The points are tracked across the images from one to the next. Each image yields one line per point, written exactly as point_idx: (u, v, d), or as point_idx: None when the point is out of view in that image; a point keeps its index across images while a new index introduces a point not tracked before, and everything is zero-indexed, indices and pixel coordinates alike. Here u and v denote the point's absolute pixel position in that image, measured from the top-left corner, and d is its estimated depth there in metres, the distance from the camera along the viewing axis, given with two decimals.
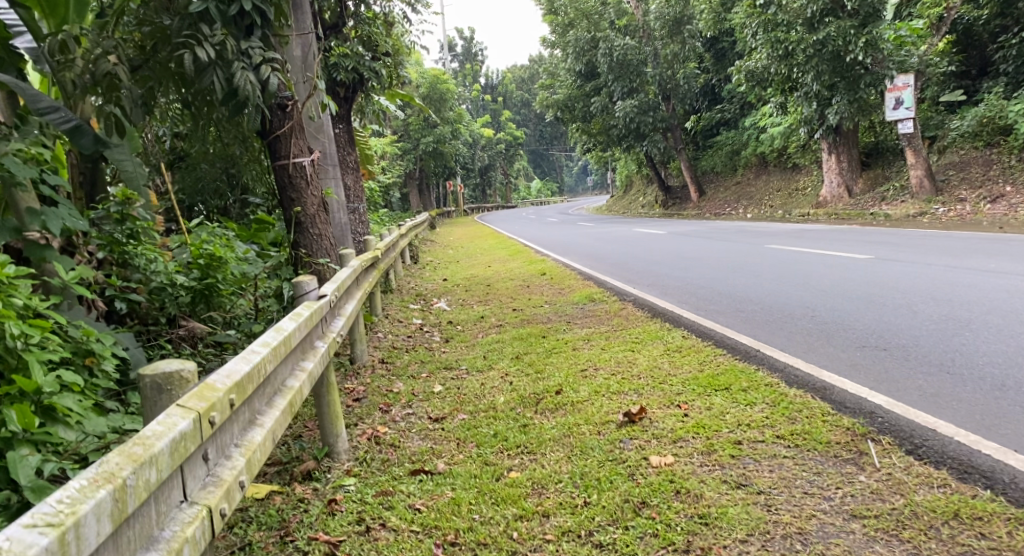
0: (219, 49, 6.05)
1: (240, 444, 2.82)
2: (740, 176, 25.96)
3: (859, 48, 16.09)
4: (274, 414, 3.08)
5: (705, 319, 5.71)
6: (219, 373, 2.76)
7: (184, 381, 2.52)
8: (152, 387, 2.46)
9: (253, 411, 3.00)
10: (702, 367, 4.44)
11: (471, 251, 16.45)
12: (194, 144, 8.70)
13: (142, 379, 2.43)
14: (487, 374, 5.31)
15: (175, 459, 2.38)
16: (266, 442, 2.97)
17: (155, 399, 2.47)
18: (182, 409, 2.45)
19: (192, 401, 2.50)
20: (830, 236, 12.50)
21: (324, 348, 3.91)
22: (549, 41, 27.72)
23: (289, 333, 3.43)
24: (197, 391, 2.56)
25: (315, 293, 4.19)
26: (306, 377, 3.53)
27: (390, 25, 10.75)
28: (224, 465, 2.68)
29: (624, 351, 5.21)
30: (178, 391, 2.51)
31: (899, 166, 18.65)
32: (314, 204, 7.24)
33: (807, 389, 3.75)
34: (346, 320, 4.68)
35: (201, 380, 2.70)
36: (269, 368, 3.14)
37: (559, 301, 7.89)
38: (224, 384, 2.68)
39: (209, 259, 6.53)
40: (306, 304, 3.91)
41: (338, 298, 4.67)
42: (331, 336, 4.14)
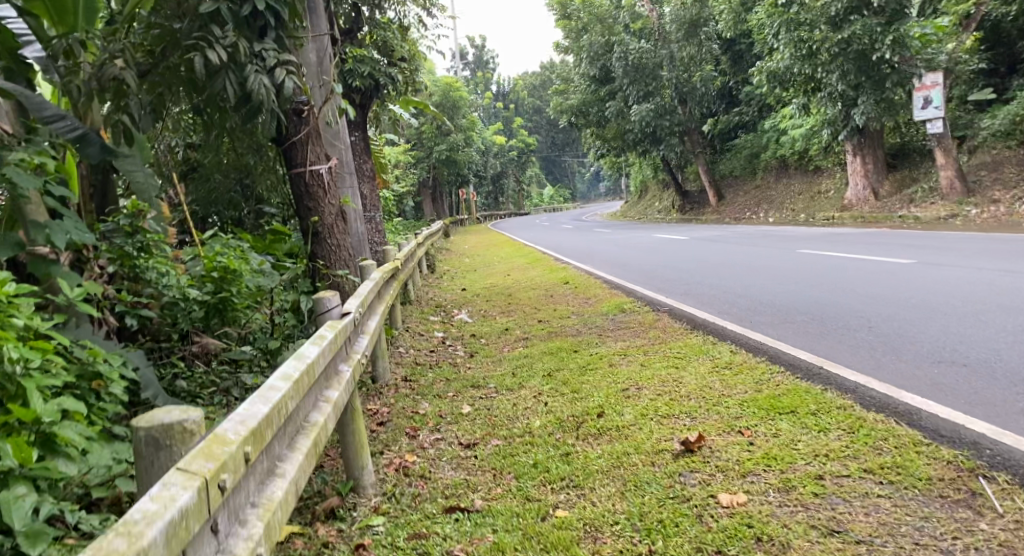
0: (231, 51, 5.71)
1: (257, 505, 2.50)
2: (759, 180, 25.50)
3: (886, 46, 15.64)
4: (296, 461, 2.76)
5: (751, 332, 5.32)
6: (232, 421, 2.45)
7: (189, 434, 2.21)
8: (149, 443, 2.18)
9: (272, 460, 2.67)
10: (758, 387, 4.05)
11: (488, 260, 16.09)
12: (208, 154, 8.41)
13: (136, 433, 2.15)
14: (519, 393, 4.93)
15: (173, 542, 2.03)
16: (287, 497, 2.65)
17: (150, 456, 2.19)
18: (186, 475, 2.13)
19: (196, 463, 2.18)
20: (861, 240, 12.09)
21: (349, 373, 3.57)
22: (563, 47, 27.43)
23: (312, 362, 3.11)
24: (203, 450, 2.24)
25: (337, 311, 3.84)
26: (331, 409, 3.19)
27: (406, 28, 10.44)
28: (238, 535, 2.35)
29: (667, 367, 4.83)
30: (179, 447, 2.20)
31: (927, 167, 18.15)
32: (332, 213, 6.85)
33: (888, 413, 3.38)
34: (370, 337, 4.34)
35: (211, 430, 2.39)
36: (290, 406, 2.82)
37: (587, 312, 7.50)
38: (236, 436, 2.36)
39: (223, 271, 6.21)
40: (330, 325, 3.57)
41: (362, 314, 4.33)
42: (355, 357, 3.80)
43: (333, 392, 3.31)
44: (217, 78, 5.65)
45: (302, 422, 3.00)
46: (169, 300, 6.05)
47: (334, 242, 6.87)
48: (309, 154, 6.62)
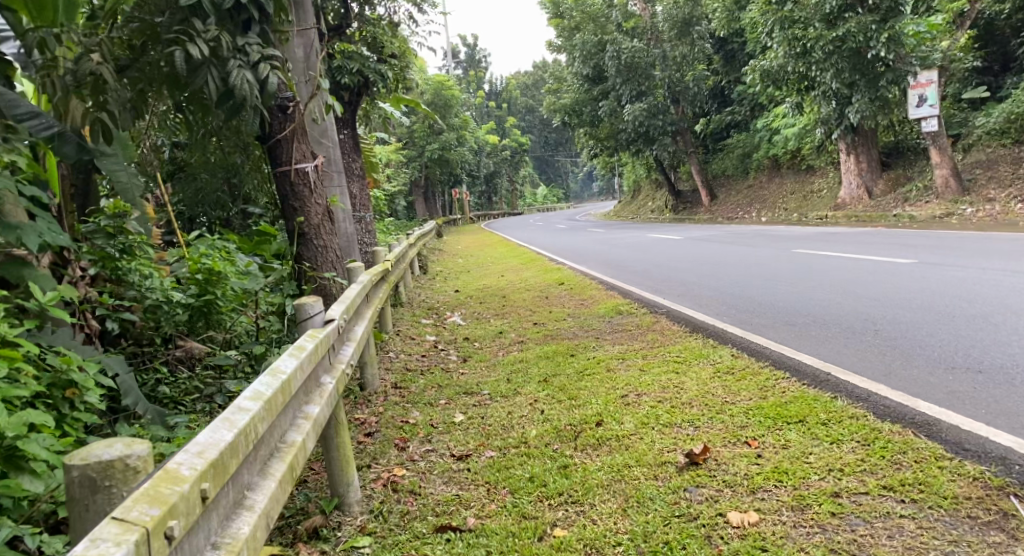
0: (214, 46, 5.53)
1: (221, 543, 2.35)
2: (752, 179, 25.37)
3: (881, 44, 15.52)
4: (268, 489, 2.60)
5: (753, 335, 5.13)
6: (189, 454, 2.31)
7: (130, 471, 2.11)
8: (82, 484, 2.09)
9: (240, 490, 2.52)
10: (764, 393, 3.87)
11: (481, 260, 15.88)
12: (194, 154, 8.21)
13: (69, 471, 2.06)
14: (513, 401, 4.73)
15: None
16: (258, 530, 2.50)
17: (85, 499, 2.11)
18: (120, 528, 2.01)
19: (135, 511, 2.05)
20: (858, 240, 11.93)
21: (332, 385, 3.38)
22: (555, 45, 27.25)
23: (288, 377, 2.93)
24: (148, 493, 2.11)
25: (320, 316, 3.64)
26: (309, 427, 3.01)
27: (397, 25, 10.23)
28: None
29: (668, 373, 4.63)
30: (120, 488, 2.11)
31: (922, 166, 18.02)
32: (318, 214, 6.62)
33: (906, 424, 3.23)
34: (357, 345, 4.15)
35: (165, 466, 2.26)
36: (262, 429, 2.66)
37: (583, 314, 7.32)
38: (188, 474, 2.21)
39: (208, 274, 6.07)
40: (311, 334, 3.38)
41: (348, 319, 4.14)
42: (340, 367, 3.62)
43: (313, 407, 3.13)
44: (197, 73, 5.47)
45: (278, 444, 2.83)
46: (152, 301, 5.89)
47: (321, 243, 6.65)
48: (294, 152, 6.39)
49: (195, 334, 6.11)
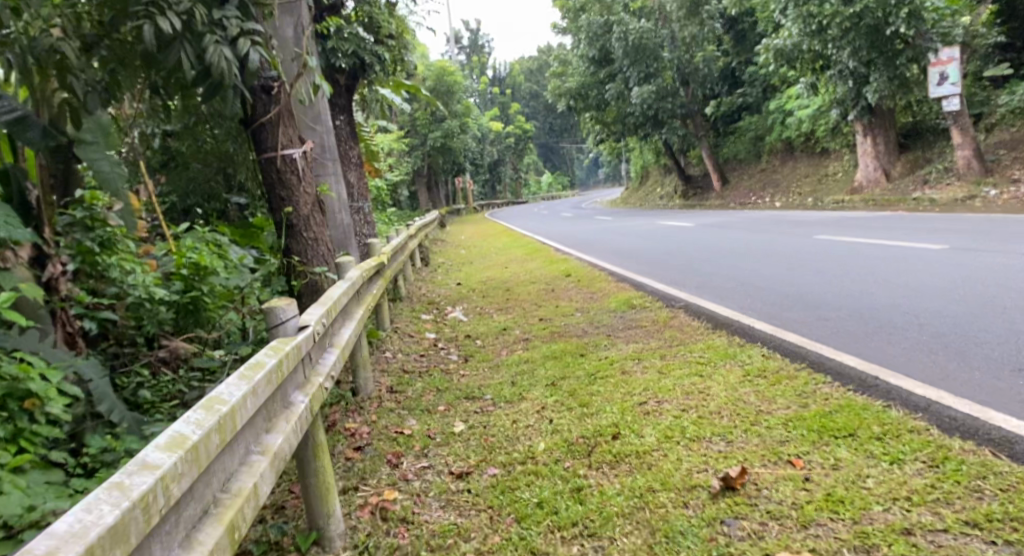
0: (187, 19, 5.08)
1: None
2: (764, 163, 24.79)
3: (900, 19, 14.89)
4: None
5: (783, 331, 4.68)
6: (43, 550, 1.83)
7: None
8: None
9: None
10: (804, 401, 3.43)
11: (486, 250, 15.42)
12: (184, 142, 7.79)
13: None
14: (519, 408, 4.31)
15: None
16: None
17: None
18: None
19: None
20: (879, 225, 11.42)
21: (302, 409, 2.96)
22: (561, 29, 26.69)
23: (227, 415, 2.47)
24: None
25: (292, 323, 3.22)
26: (261, 468, 2.58)
27: (395, 6, 9.74)
28: None
29: (689, 376, 4.19)
30: None
31: (941, 147, 17.43)
32: (309, 203, 6.15)
33: (986, 445, 2.83)
34: (340, 352, 3.73)
35: None
36: (179, 491, 2.20)
37: (593, 308, 6.86)
38: None
39: (194, 267, 5.60)
40: (274, 349, 2.93)
41: (329, 324, 3.71)
42: (314, 384, 3.19)
43: (270, 441, 2.70)
44: (169, 49, 5.05)
45: (216, 496, 2.40)
46: (135, 298, 5.39)
47: (311, 236, 6.17)
48: (280, 136, 5.92)
49: (182, 332, 5.61)
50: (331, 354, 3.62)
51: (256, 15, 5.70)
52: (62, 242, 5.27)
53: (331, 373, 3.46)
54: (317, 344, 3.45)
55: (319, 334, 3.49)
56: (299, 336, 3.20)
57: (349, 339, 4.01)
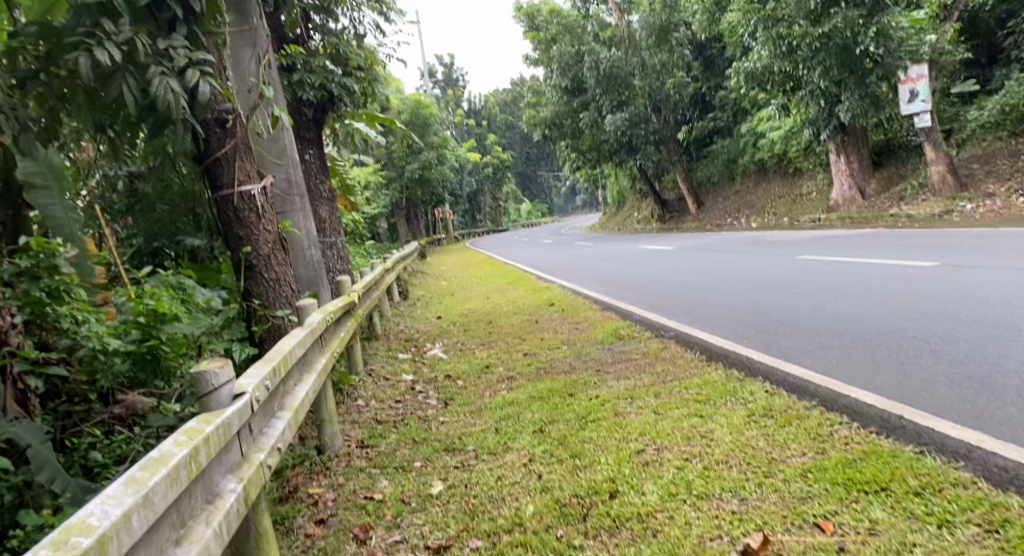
0: (127, 49, 4.72)
1: None
2: (739, 185, 24.71)
3: (869, 39, 14.83)
4: None
5: (785, 362, 4.34)
6: None
7: None
8: None
9: None
10: (821, 449, 3.09)
11: (465, 282, 15.01)
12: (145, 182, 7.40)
13: None
14: (504, 460, 3.94)
15: None
16: None
17: None
18: None
19: None
20: (863, 244, 11.20)
21: (221, 508, 2.76)
22: (532, 59, 26.65)
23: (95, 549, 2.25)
24: None
25: (228, 389, 3.02)
26: None
27: (362, 37, 9.43)
28: None
29: (688, 420, 3.81)
30: None
31: (915, 163, 17.37)
32: (269, 242, 5.73)
33: None
34: (290, 419, 3.50)
35: None
36: None
37: (579, 340, 6.48)
38: None
39: (150, 314, 4.97)
40: (184, 440, 2.67)
41: (273, 388, 3.43)
42: (246, 472, 2.98)
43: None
44: (109, 83, 4.68)
45: None
46: (88, 350, 4.81)
47: (272, 276, 5.74)
48: (237, 172, 5.50)
49: (139, 386, 5.00)
50: (277, 423, 3.41)
51: (206, 44, 5.32)
52: (7, 293, 4.68)
53: (270, 446, 3.24)
54: (256, 413, 3.23)
55: (259, 401, 3.26)
56: (231, 404, 3.01)
57: (305, 397, 3.79)
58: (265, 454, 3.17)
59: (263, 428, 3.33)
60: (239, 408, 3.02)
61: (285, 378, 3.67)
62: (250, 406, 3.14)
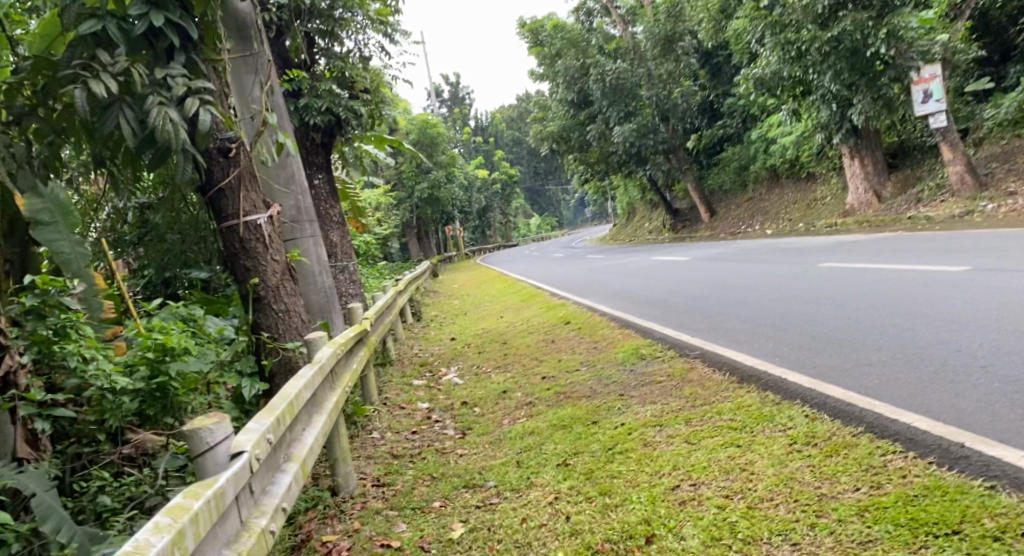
0: (124, 80, 4.56)
1: None
2: (751, 192, 24.41)
3: (880, 40, 14.61)
4: None
5: (822, 383, 4.10)
6: None
7: None
8: None
9: None
10: (879, 488, 2.89)
11: (479, 300, 14.83)
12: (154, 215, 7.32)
13: None
14: (528, 499, 3.74)
15: None
16: None
17: None
18: None
19: None
20: (886, 248, 10.90)
21: None
22: (537, 74, 26.59)
23: None
24: None
25: (223, 447, 2.86)
26: None
27: (367, 59, 9.29)
28: None
29: (725, 451, 3.59)
30: None
31: (931, 165, 16.80)
32: (277, 272, 5.54)
33: None
34: (293, 475, 3.31)
35: None
36: None
37: (599, 361, 6.26)
38: None
39: (160, 348, 4.74)
40: (163, 524, 2.47)
41: (274, 443, 3.24)
42: (239, 547, 2.78)
43: None
44: (106, 115, 4.52)
45: None
46: (96, 390, 4.57)
47: (281, 307, 5.55)
48: (242, 202, 5.33)
49: (149, 423, 4.77)
50: (281, 479, 3.24)
51: (206, 72, 5.18)
52: (15, 332, 4.50)
53: (271, 508, 3.06)
54: (257, 472, 3.06)
55: (261, 458, 3.09)
56: (226, 468, 2.83)
57: (313, 443, 3.61)
58: (266, 518, 3.00)
59: (267, 485, 3.16)
60: (236, 472, 2.85)
61: (291, 425, 3.50)
62: (249, 465, 2.97)
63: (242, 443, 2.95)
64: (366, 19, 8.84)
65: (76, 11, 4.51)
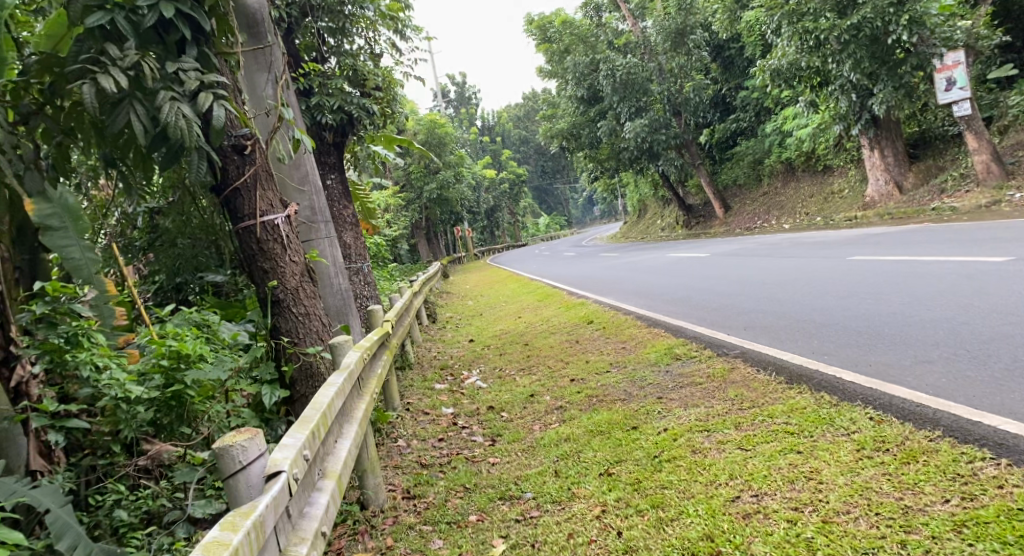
0: (135, 75, 4.34)
1: None
2: (765, 186, 24.04)
3: (902, 27, 14.22)
4: None
5: (884, 383, 3.85)
6: None
7: None
8: None
9: None
10: (974, 501, 2.83)
11: (494, 300, 14.56)
12: (167, 220, 7.12)
13: None
14: (572, 512, 3.51)
15: None
16: None
17: None
18: None
19: None
20: (915, 240, 10.60)
21: None
22: (546, 71, 26.30)
23: None
24: None
25: (258, 467, 2.64)
26: None
27: (378, 56, 9.07)
28: None
29: (785, 458, 3.37)
30: None
31: (955, 154, 16.44)
32: (296, 274, 5.29)
33: None
34: (331, 495, 3.06)
35: None
36: None
37: (630, 362, 6.00)
38: None
39: (175, 355, 4.57)
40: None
41: (309, 461, 3.00)
42: None
43: None
44: (116, 112, 4.30)
45: None
46: (110, 400, 4.32)
47: (301, 311, 5.29)
48: (259, 200, 5.10)
49: (165, 433, 4.51)
50: (318, 499, 3.01)
51: (220, 66, 4.96)
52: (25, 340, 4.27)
53: (311, 534, 2.83)
54: (295, 494, 2.83)
55: (297, 477, 2.86)
56: (262, 494, 2.63)
57: (347, 457, 3.39)
58: (305, 546, 2.77)
59: (304, 507, 2.93)
60: (274, 496, 2.64)
61: (325, 438, 3.27)
62: (286, 488, 2.74)
63: (279, 462, 2.74)
64: (377, 15, 8.61)
65: (82, 4, 4.30)
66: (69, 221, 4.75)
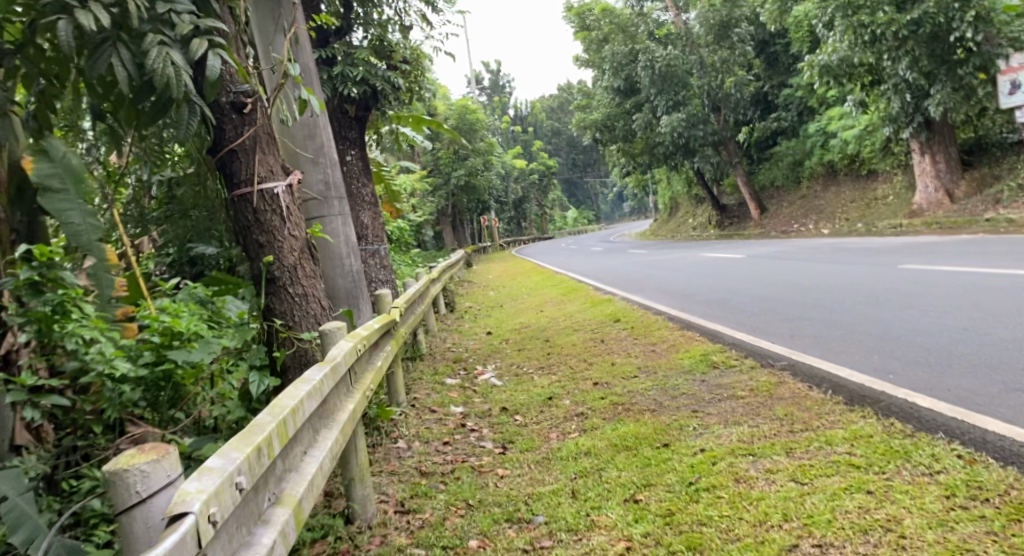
0: (118, 14, 3.85)
1: None
2: (804, 189, 23.18)
3: (966, 24, 13.34)
4: None
5: (972, 416, 3.27)
6: None
7: None
8: None
9: None
10: None
11: (517, 292, 13.98)
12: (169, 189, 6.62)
13: None
14: (592, 545, 2.98)
15: None
16: None
17: None
18: None
19: None
20: (969, 251, 9.89)
21: None
22: (583, 60, 25.64)
23: None
24: None
25: (159, 504, 2.19)
26: None
27: (408, 29, 8.51)
28: None
29: (853, 499, 2.82)
30: None
31: (1011, 162, 15.53)
32: (295, 250, 4.76)
33: None
34: (277, 531, 2.50)
35: None
36: None
37: (661, 367, 5.41)
38: None
39: (166, 335, 4.04)
40: None
41: (246, 490, 2.44)
42: None
43: None
44: (97, 55, 3.78)
45: None
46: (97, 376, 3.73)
47: (299, 291, 4.77)
48: (256, 166, 4.60)
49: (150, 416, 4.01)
50: (260, 539, 2.45)
51: (220, 12, 4.48)
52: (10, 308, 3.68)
53: None
54: (218, 534, 2.25)
55: (220, 518, 2.25)
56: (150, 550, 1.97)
57: (311, 477, 2.85)
58: None
59: (237, 549, 2.36)
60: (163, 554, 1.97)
61: (281, 454, 2.73)
62: (196, 536, 2.11)
63: (187, 500, 2.14)
64: None
65: None
66: (69, 182, 4.14)
